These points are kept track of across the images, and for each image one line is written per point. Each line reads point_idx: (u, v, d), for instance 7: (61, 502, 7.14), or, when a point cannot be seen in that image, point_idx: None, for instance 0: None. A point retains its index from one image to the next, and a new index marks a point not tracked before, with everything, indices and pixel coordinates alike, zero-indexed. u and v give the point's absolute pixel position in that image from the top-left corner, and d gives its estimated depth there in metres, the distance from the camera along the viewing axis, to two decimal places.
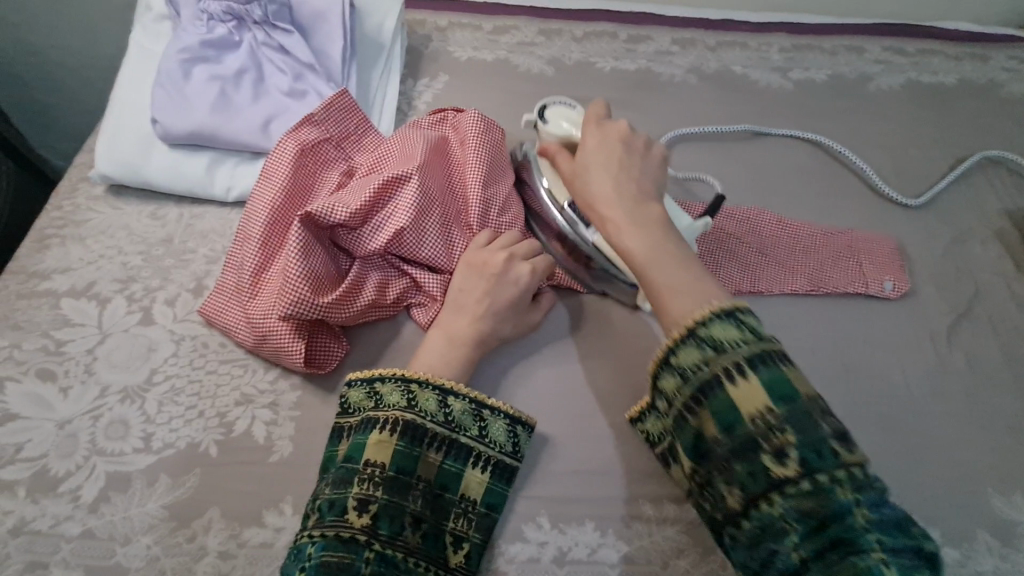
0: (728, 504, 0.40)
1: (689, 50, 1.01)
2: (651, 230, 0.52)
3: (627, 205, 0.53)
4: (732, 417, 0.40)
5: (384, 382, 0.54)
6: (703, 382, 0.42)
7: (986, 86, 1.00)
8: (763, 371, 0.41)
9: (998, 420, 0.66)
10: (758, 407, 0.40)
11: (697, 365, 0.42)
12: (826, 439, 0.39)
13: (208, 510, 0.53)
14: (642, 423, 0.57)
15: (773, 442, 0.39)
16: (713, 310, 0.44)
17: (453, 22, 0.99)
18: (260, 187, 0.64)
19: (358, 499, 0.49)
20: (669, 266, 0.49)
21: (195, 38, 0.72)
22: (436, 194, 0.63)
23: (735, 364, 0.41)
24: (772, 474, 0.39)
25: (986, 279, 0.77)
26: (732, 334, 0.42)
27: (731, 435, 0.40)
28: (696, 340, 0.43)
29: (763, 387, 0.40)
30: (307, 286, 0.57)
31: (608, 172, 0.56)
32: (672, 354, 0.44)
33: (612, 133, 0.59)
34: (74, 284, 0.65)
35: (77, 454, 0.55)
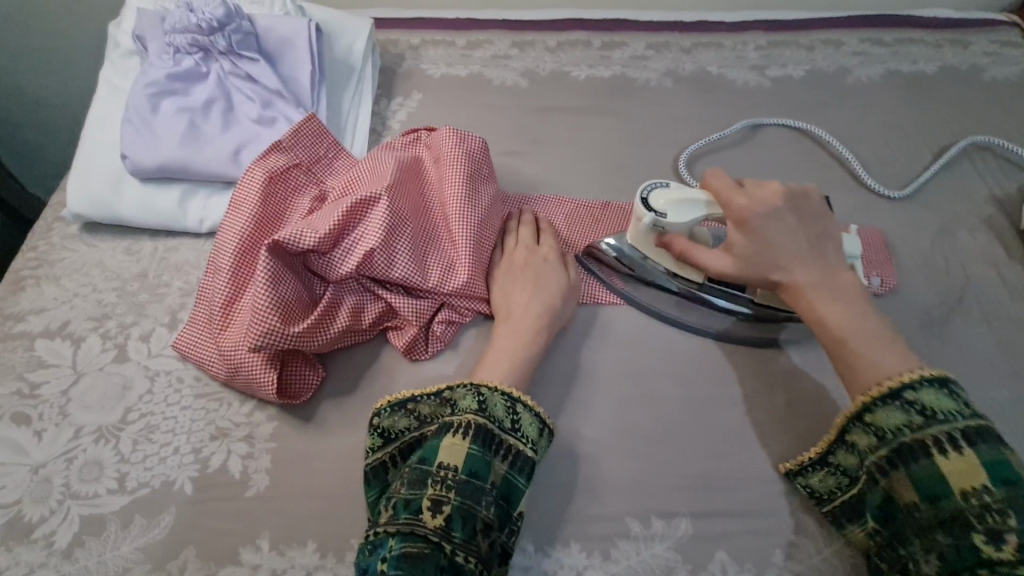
0: (921, 570, 0.44)
1: (664, 53, 1.00)
2: (839, 300, 0.54)
3: (820, 276, 0.55)
4: (939, 488, 0.44)
5: (459, 386, 0.53)
6: (907, 448, 0.46)
7: (968, 71, 0.99)
8: (982, 448, 0.44)
9: (997, 414, 0.64)
10: (971, 484, 0.43)
11: (896, 427, 0.47)
12: None
13: (184, 550, 0.52)
14: (801, 476, 0.55)
15: (987, 522, 0.41)
16: (921, 376, 0.48)
17: (426, 40, 0.99)
18: (230, 217, 0.63)
19: (432, 500, 0.47)
20: (879, 343, 0.50)
21: (162, 72, 0.72)
22: (407, 214, 0.62)
23: (950, 437, 0.45)
24: (982, 552, 0.41)
25: (978, 269, 0.75)
26: (946, 404, 0.46)
27: (934, 504, 0.44)
28: (900, 403, 0.48)
29: (983, 465, 0.43)
30: (277, 315, 0.57)
31: (787, 242, 0.56)
32: (868, 412, 0.49)
33: (768, 198, 0.57)
34: (48, 324, 0.64)
35: (51, 499, 0.54)
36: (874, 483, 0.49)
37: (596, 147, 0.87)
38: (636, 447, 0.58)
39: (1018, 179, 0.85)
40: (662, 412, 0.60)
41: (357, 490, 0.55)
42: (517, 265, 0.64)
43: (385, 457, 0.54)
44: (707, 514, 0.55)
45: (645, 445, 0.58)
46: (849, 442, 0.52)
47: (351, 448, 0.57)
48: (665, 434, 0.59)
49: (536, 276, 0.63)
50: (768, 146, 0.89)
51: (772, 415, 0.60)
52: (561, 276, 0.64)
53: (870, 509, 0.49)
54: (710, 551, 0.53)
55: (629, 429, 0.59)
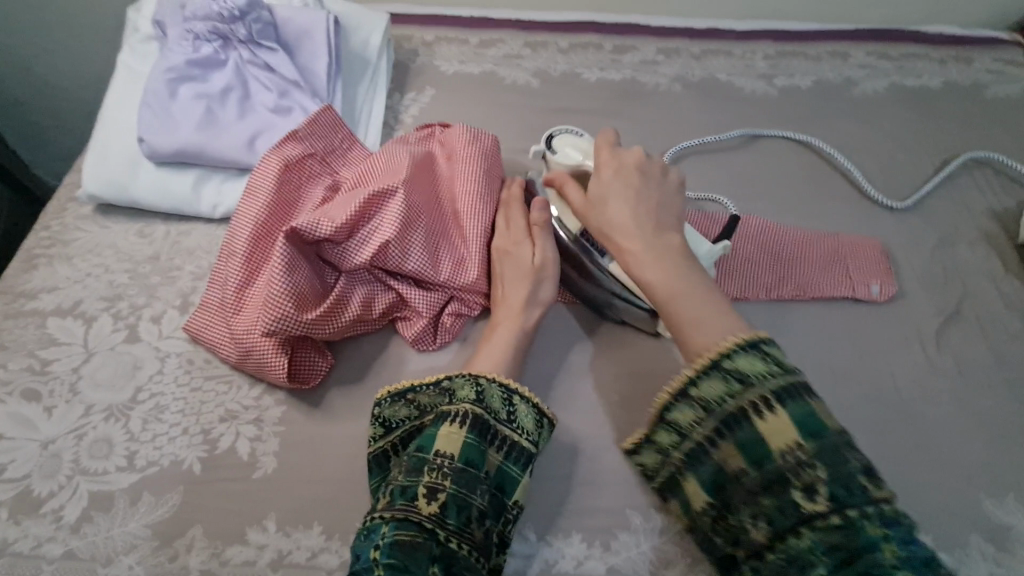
0: (754, 537, 0.44)
1: (674, 59, 1.01)
2: (661, 257, 0.55)
3: (646, 237, 0.56)
4: (758, 452, 0.44)
5: (457, 377, 0.54)
6: (727, 416, 0.46)
7: (971, 88, 1.01)
8: (790, 406, 0.44)
9: (989, 422, 0.65)
10: (786, 442, 0.43)
11: (719, 398, 0.46)
12: (854, 473, 0.41)
13: (191, 529, 0.53)
14: (637, 455, 0.55)
15: (803, 478, 0.42)
16: (736, 342, 0.47)
17: (439, 37, 1.00)
18: (245, 204, 0.64)
19: (428, 487, 0.47)
20: (693, 300, 0.52)
21: (181, 57, 0.73)
22: (421, 208, 0.63)
23: (766, 399, 0.44)
24: (803, 509, 0.41)
25: (975, 280, 0.77)
26: (757, 367, 0.46)
27: (760, 469, 0.44)
28: (721, 373, 0.47)
29: (791, 422, 0.43)
30: (291, 302, 0.58)
31: (625, 204, 0.57)
32: (693, 386, 0.48)
33: (630, 162, 0.60)
34: (60, 303, 0.65)
35: (60, 474, 0.54)
36: (710, 455, 0.48)
37: None
38: None
39: (1016, 195, 0.87)
40: None
41: (363, 475, 0.56)
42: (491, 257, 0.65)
43: (388, 446, 0.54)
44: None
45: None
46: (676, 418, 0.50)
47: (359, 434, 0.58)
48: None
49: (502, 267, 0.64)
50: (774, 154, 0.90)
51: None
52: (524, 260, 0.63)
53: (703, 481, 0.49)
54: None
55: (631, 425, 0.60)
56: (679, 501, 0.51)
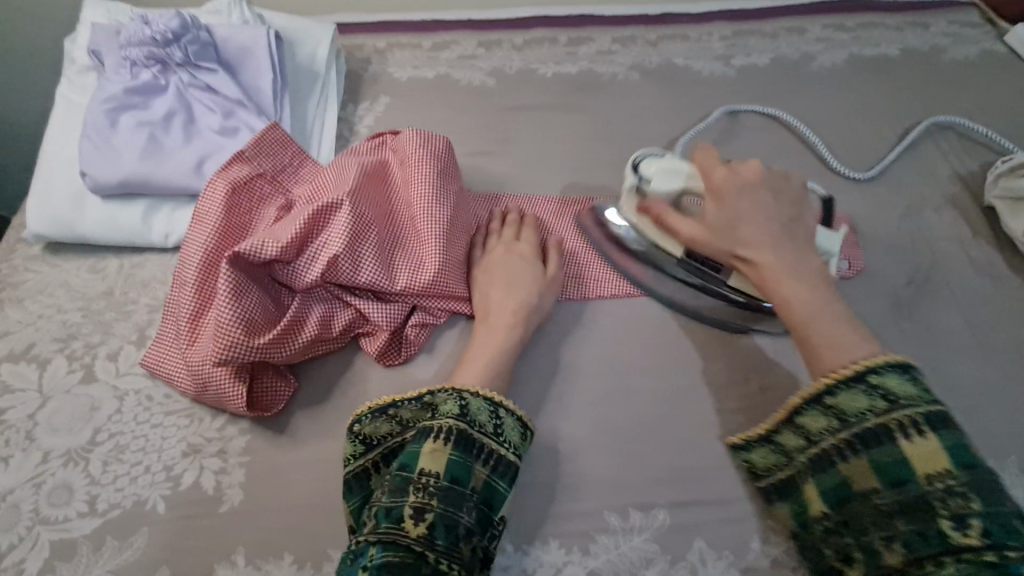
0: (890, 559, 0.42)
1: (630, 47, 1.00)
2: (806, 279, 0.52)
3: (790, 265, 0.53)
4: (904, 472, 0.43)
5: (440, 391, 0.52)
6: (868, 432, 0.45)
7: (929, 53, 1.01)
8: (942, 432, 0.43)
9: (965, 389, 0.65)
10: (936, 469, 0.42)
11: (862, 411, 0.46)
12: (1010, 517, 0.39)
13: (158, 570, 0.51)
14: (745, 452, 0.54)
15: (952, 508, 0.40)
16: (885, 361, 0.46)
17: (391, 43, 0.98)
18: (193, 231, 0.62)
19: (414, 507, 0.46)
20: (832, 321, 0.50)
21: (119, 86, 0.71)
22: (371, 219, 0.62)
23: (911, 421, 0.44)
24: (951, 541, 0.40)
25: (943, 246, 0.76)
26: (905, 389, 0.45)
27: (901, 491, 0.43)
28: (865, 387, 0.46)
29: (943, 451, 0.42)
30: (242, 328, 0.56)
31: (764, 227, 0.55)
32: (830, 396, 0.47)
33: (748, 175, 0.57)
34: (12, 349, 0.63)
35: (20, 526, 0.53)
36: (837, 466, 0.47)
37: (565, 143, 0.87)
38: (612, 441, 0.58)
39: (980, 157, 0.86)
40: (634, 406, 0.61)
41: (334, 499, 0.55)
42: (485, 271, 0.64)
43: (368, 464, 0.53)
44: (684, 504, 0.55)
45: (620, 439, 0.59)
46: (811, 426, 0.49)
47: (327, 459, 0.57)
48: (639, 429, 0.59)
49: (509, 275, 0.63)
50: (737, 135, 0.89)
51: (747, 402, 0.61)
52: (538, 275, 0.64)
53: (826, 492, 0.47)
54: (688, 541, 0.54)
55: (604, 424, 0.59)
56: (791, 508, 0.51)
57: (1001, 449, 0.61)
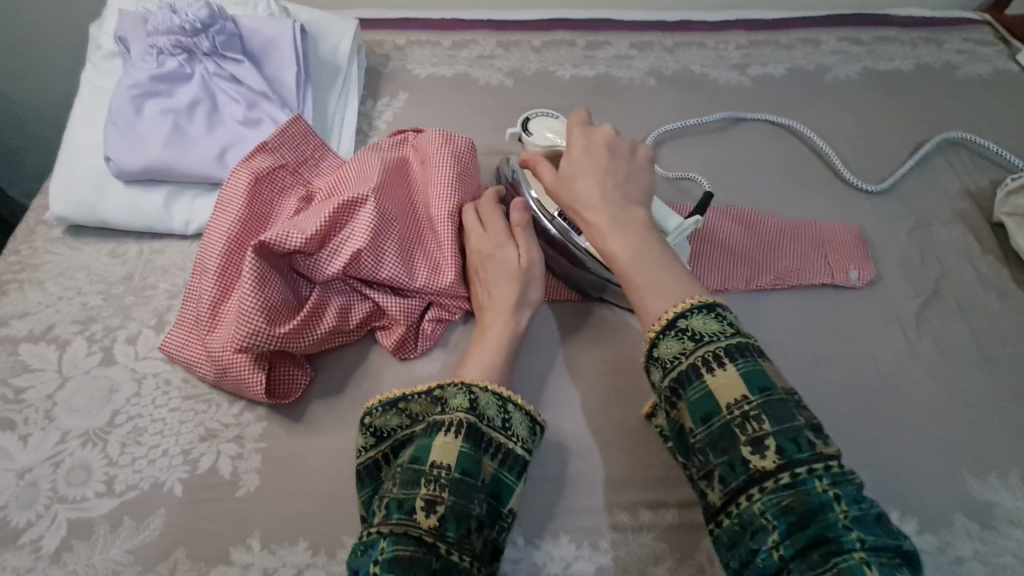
0: (711, 500, 0.42)
1: (647, 53, 1.01)
2: (631, 228, 0.53)
3: (613, 210, 0.54)
4: (711, 409, 0.43)
5: (450, 386, 0.53)
6: (682, 373, 0.44)
7: (942, 69, 1.02)
8: (739, 361, 0.43)
9: (971, 402, 0.66)
10: (735, 396, 0.42)
11: (676, 356, 0.45)
12: (802, 432, 0.41)
13: (174, 552, 0.52)
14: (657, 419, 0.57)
15: (749, 432, 0.41)
16: (691, 303, 0.46)
17: (411, 40, 0.99)
18: (216, 219, 0.63)
19: (426, 500, 0.46)
20: (653, 268, 0.50)
21: (145, 73, 0.72)
22: (393, 215, 0.62)
23: (714, 356, 0.44)
24: (753, 466, 0.40)
25: (952, 261, 0.77)
26: (710, 328, 0.45)
27: (708, 425, 0.42)
28: (676, 332, 0.46)
29: (741, 378, 0.43)
30: (263, 316, 0.57)
31: (596, 180, 0.56)
32: (653, 348, 0.46)
33: (599, 136, 0.59)
34: (32, 329, 0.64)
35: (38, 503, 0.54)
36: (671, 415, 0.46)
37: None
38: (622, 440, 0.59)
39: (990, 174, 0.87)
40: (645, 406, 0.61)
41: (348, 487, 0.55)
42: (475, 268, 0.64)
43: (378, 455, 0.54)
44: (693, 504, 0.56)
45: (630, 438, 0.59)
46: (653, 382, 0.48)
47: (342, 448, 0.57)
48: (649, 429, 0.60)
49: (487, 274, 0.63)
50: (752, 143, 0.90)
51: None
52: (510, 262, 0.62)
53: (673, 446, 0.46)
54: (696, 541, 0.54)
55: (614, 423, 0.60)
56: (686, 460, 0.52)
57: (1004, 461, 0.62)
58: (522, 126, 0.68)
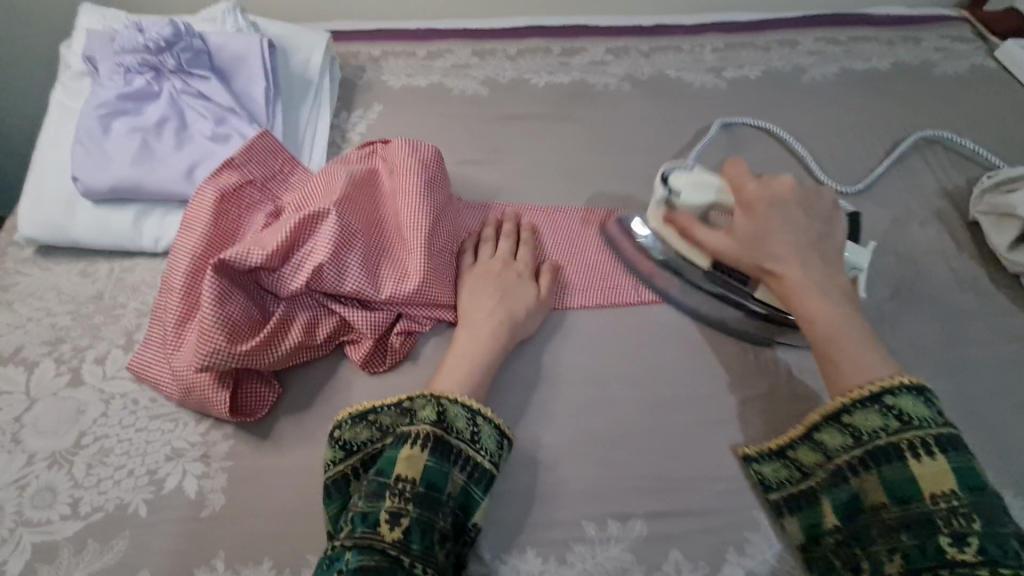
0: (886, 570, 0.45)
1: (623, 58, 1.01)
2: (833, 301, 0.55)
3: (810, 280, 0.56)
4: (908, 491, 0.46)
5: (418, 398, 0.53)
6: (880, 450, 0.48)
7: (919, 67, 1.01)
8: (952, 455, 0.46)
9: (945, 404, 0.65)
10: (942, 488, 0.45)
11: (873, 431, 0.49)
12: (1010, 537, 0.42)
13: (138, 574, 0.52)
14: (756, 464, 0.57)
15: (953, 526, 0.44)
16: (902, 382, 0.49)
17: (387, 51, 0.99)
18: (181, 236, 0.63)
19: (390, 512, 0.46)
20: (848, 346, 0.52)
21: (112, 92, 0.72)
22: (358, 228, 0.62)
23: (923, 443, 0.47)
24: (949, 555, 0.43)
25: (928, 261, 0.77)
26: (921, 412, 0.48)
27: (905, 506, 0.46)
28: (882, 408, 0.49)
29: (951, 471, 0.45)
30: (225, 334, 0.57)
31: (790, 241, 0.57)
32: (846, 414, 0.50)
33: (780, 189, 0.60)
34: (1, 351, 0.64)
35: (2, 527, 0.53)
36: (846, 482, 0.50)
37: (556, 153, 0.87)
38: (591, 451, 0.59)
39: (966, 172, 0.87)
40: (615, 416, 0.61)
41: (314, 505, 0.55)
42: (478, 285, 0.65)
43: (347, 469, 0.53)
44: (661, 514, 0.56)
45: (600, 449, 0.59)
46: (824, 442, 0.53)
47: (309, 464, 0.57)
48: (618, 439, 0.60)
49: (501, 290, 0.64)
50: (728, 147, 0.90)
51: (728, 413, 0.62)
52: (529, 290, 0.65)
53: (834, 506, 0.51)
54: (665, 552, 0.54)
55: (582, 433, 0.60)
56: (800, 522, 0.53)
57: (978, 464, 0.61)
58: (667, 186, 0.66)
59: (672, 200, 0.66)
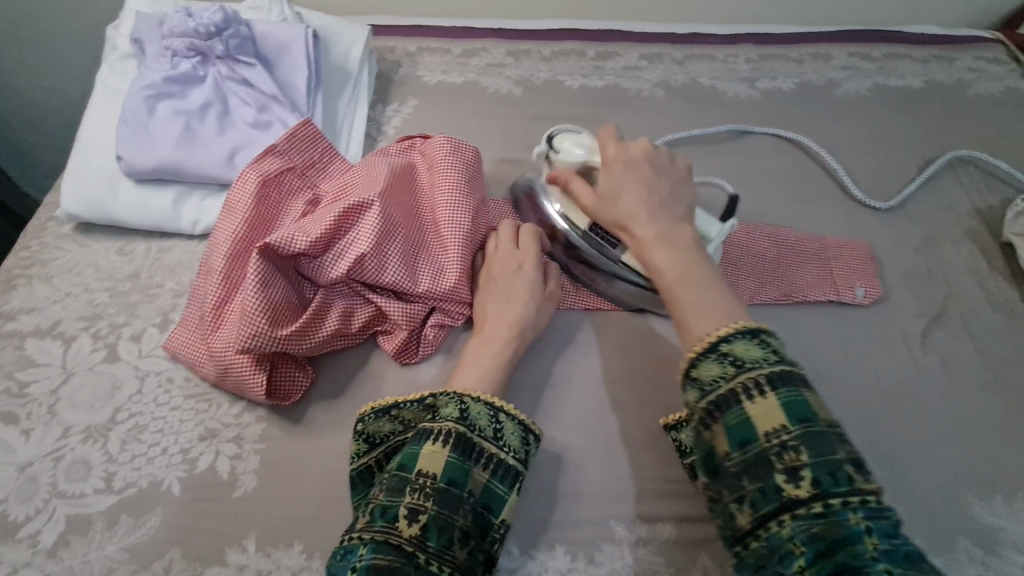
0: (738, 523, 0.40)
1: (656, 64, 1.01)
2: (677, 246, 0.53)
3: (660, 226, 0.55)
4: (747, 434, 0.41)
5: (441, 395, 0.52)
6: (720, 397, 0.42)
7: (953, 87, 1.01)
8: (781, 390, 0.41)
9: (975, 423, 0.65)
10: (775, 425, 0.40)
11: (715, 379, 0.43)
12: (842, 464, 0.39)
13: (169, 551, 0.52)
14: (676, 431, 0.57)
15: (785, 461, 0.39)
16: (735, 328, 0.44)
17: (423, 47, 1.00)
18: (223, 220, 0.63)
19: (409, 508, 0.46)
20: (697, 285, 0.50)
21: (159, 74, 0.73)
22: (398, 220, 0.63)
23: (757, 382, 0.42)
24: (786, 494, 0.38)
25: (959, 280, 0.77)
26: (753, 352, 0.43)
27: (744, 451, 0.41)
28: (718, 354, 0.44)
29: (781, 407, 0.41)
30: (266, 318, 0.57)
31: (640, 195, 0.57)
32: (692, 367, 0.44)
33: (635, 152, 0.60)
34: (39, 324, 0.64)
35: (37, 498, 0.54)
36: (699, 435, 0.44)
37: None
38: (622, 452, 0.59)
39: (1000, 193, 0.87)
40: (647, 418, 0.61)
41: (344, 491, 0.55)
42: (491, 280, 0.64)
43: (371, 463, 0.53)
44: (690, 519, 0.56)
45: (630, 451, 0.59)
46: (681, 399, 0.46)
47: (339, 451, 0.57)
48: (648, 443, 0.60)
49: (506, 286, 0.63)
50: (760, 157, 0.90)
51: None
52: (533, 282, 0.64)
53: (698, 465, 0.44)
54: (695, 557, 0.54)
55: (613, 434, 0.60)
56: None
57: (1009, 485, 0.61)
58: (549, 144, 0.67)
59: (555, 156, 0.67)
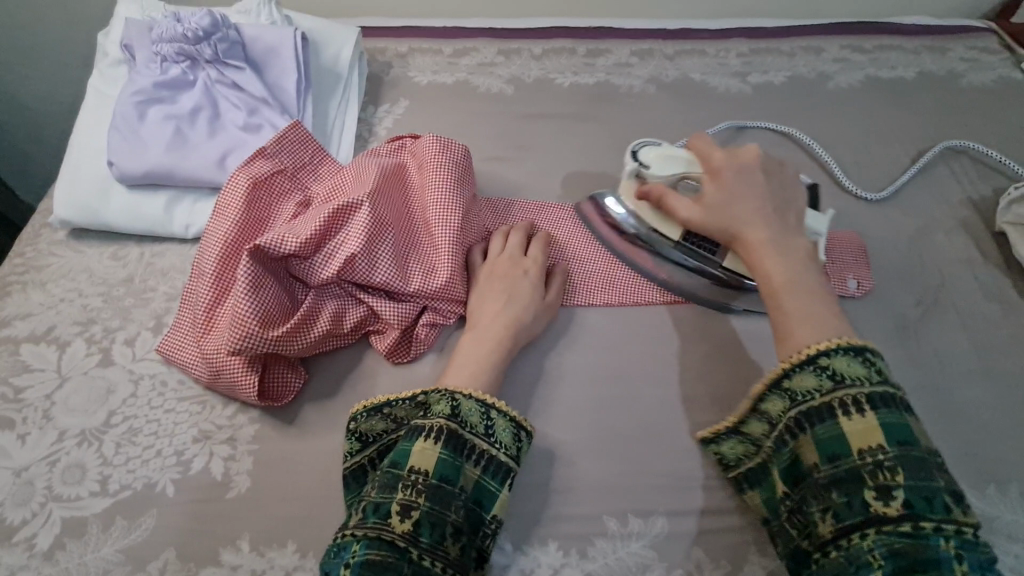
0: (819, 531, 0.44)
1: (647, 60, 1.02)
2: (791, 258, 0.54)
3: (773, 236, 0.55)
4: (838, 449, 0.45)
5: (433, 392, 0.53)
6: (812, 410, 0.46)
7: (946, 77, 1.01)
8: (881, 412, 0.45)
9: (969, 412, 0.65)
10: (870, 444, 0.44)
11: (811, 391, 0.47)
12: (938, 492, 0.42)
13: (164, 552, 0.52)
14: (715, 444, 0.57)
15: (878, 479, 0.43)
16: (835, 343, 0.47)
17: (413, 48, 1.00)
18: (214, 223, 0.64)
19: (401, 504, 0.46)
20: (805, 297, 0.51)
21: (149, 80, 0.74)
22: (388, 220, 0.63)
23: (855, 401, 0.45)
24: (875, 510, 0.42)
25: (953, 269, 0.76)
26: (854, 371, 0.46)
27: (834, 463, 0.45)
28: (816, 368, 0.47)
29: (880, 429, 0.44)
30: (257, 320, 0.58)
31: (754, 206, 0.57)
32: (785, 378, 0.49)
33: (747, 159, 0.60)
34: (34, 330, 0.65)
35: (33, 502, 0.54)
36: (787, 443, 0.49)
37: (580, 153, 0.88)
38: (614, 448, 0.59)
39: (993, 182, 0.87)
40: (639, 413, 0.61)
41: (338, 490, 0.56)
42: (489, 283, 0.64)
43: (364, 461, 0.54)
44: (683, 512, 0.56)
45: (623, 446, 0.59)
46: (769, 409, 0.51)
47: (332, 451, 0.58)
48: (641, 438, 0.60)
49: (505, 287, 0.64)
50: None
51: None
52: (527, 286, 0.64)
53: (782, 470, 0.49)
54: (688, 550, 0.54)
55: (606, 430, 0.60)
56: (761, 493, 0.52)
57: (1003, 474, 0.61)
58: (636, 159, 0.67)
59: (644, 172, 0.66)
